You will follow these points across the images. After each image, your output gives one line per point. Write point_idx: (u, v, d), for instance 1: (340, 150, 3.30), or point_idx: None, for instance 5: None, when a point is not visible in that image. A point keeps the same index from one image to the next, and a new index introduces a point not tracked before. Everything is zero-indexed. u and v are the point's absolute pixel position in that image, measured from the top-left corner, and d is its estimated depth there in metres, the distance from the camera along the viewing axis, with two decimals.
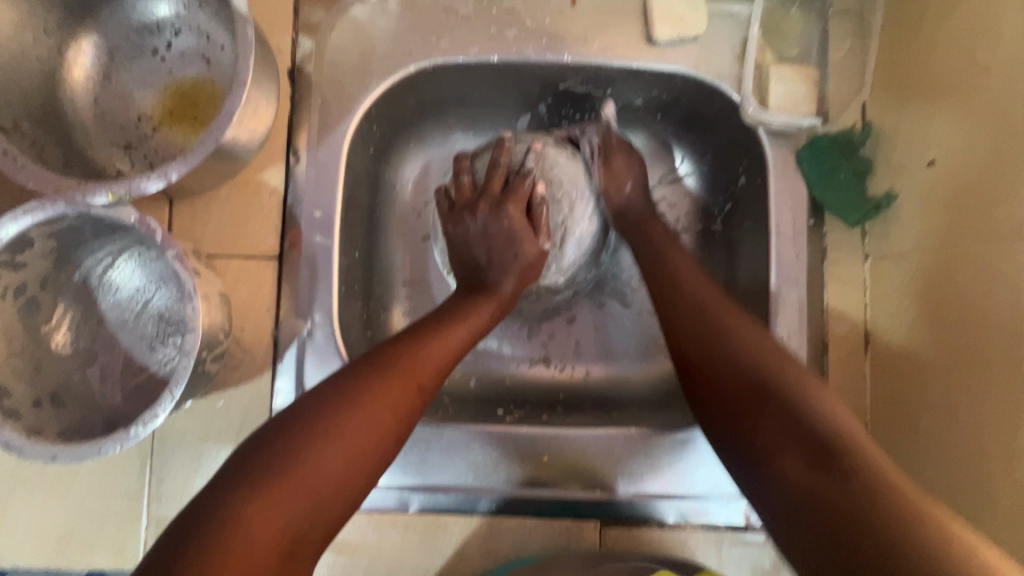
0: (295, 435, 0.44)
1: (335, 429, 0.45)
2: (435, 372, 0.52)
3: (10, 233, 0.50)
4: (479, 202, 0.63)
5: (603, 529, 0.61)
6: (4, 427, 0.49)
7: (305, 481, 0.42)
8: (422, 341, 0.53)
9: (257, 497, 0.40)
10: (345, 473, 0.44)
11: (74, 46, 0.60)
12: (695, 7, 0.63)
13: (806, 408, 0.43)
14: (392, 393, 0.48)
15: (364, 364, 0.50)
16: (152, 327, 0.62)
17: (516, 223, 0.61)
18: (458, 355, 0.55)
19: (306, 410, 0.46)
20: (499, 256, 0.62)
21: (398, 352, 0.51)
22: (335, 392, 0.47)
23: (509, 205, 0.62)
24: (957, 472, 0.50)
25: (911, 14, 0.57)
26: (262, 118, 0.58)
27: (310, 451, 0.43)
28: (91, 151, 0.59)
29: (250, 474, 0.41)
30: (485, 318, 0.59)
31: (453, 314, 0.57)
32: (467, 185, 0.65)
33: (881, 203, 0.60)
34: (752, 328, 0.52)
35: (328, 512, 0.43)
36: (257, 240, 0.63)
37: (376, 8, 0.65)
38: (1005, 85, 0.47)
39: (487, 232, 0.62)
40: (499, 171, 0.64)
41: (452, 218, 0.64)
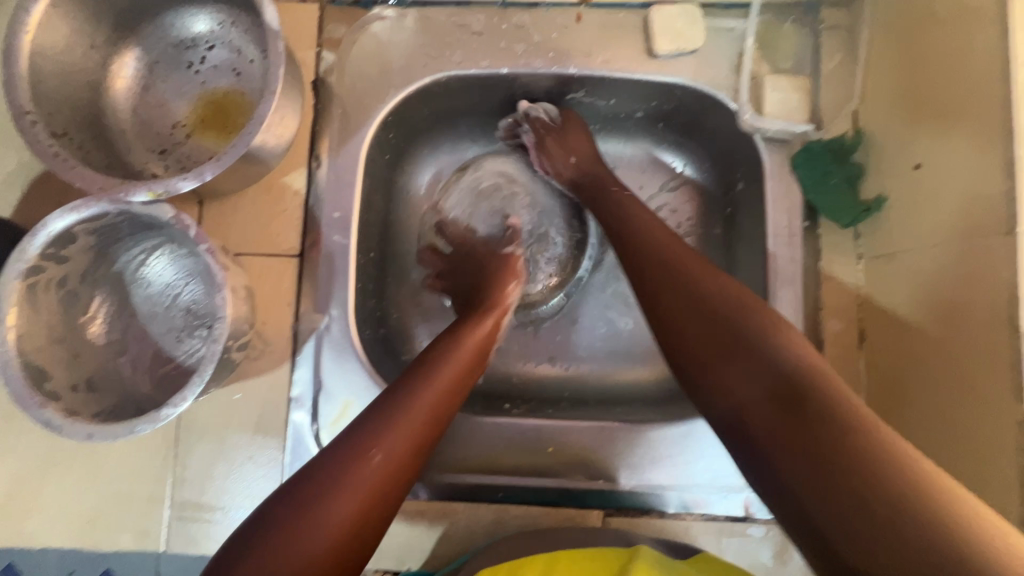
0: (316, 477, 0.44)
1: (351, 472, 0.45)
2: (443, 401, 0.52)
3: (57, 228, 0.55)
4: (448, 242, 0.73)
5: (606, 518, 0.64)
6: (45, 408, 0.53)
7: (325, 524, 0.42)
8: (430, 371, 0.53)
9: (281, 543, 0.41)
10: (365, 505, 0.45)
11: (117, 60, 0.65)
12: (692, 23, 0.67)
13: (827, 390, 0.40)
14: (405, 429, 0.48)
15: (377, 403, 0.50)
16: (180, 320, 0.66)
17: (474, 249, 0.71)
18: (465, 384, 0.55)
19: (324, 454, 0.46)
20: (472, 275, 0.69)
21: (407, 387, 0.51)
22: (349, 434, 0.47)
23: (469, 235, 0.73)
24: (948, 463, 0.52)
25: (896, 28, 0.61)
26: (288, 124, 0.62)
27: (328, 489, 0.44)
28: (130, 156, 0.64)
29: (274, 521, 0.42)
30: (486, 343, 0.59)
31: (458, 342, 0.57)
32: (436, 231, 0.75)
33: (872, 205, 0.62)
34: (721, 281, 0.52)
35: (351, 546, 0.43)
36: (280, 239, 0.67)
37: (393, 25, 0.70)
38: (979, 91, 0.50)
39: (457, 260, 0.71)
40: (453, 214, 0.76)
41: (430, 258, 0.73)
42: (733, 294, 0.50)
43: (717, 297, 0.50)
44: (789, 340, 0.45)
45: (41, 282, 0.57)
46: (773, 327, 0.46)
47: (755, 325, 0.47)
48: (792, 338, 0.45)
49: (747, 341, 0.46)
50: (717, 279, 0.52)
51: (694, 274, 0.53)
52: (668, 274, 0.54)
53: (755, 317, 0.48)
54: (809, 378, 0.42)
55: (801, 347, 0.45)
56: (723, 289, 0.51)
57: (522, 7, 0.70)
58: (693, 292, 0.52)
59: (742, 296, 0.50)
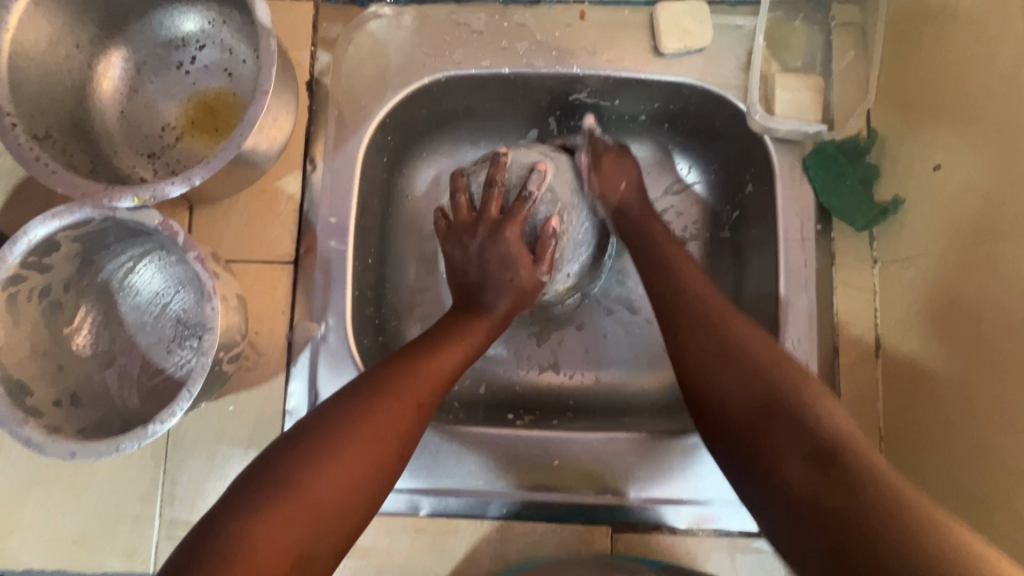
0: (303, 456, 0.44)
1: (338, 445, 0.45)
2: (433, 391, 0.53)
3: (39, 235, 0.52)
4: (478, 225, 0.64)
5: (614, 535, 0.61)
6: (25, 425, 0.50)
7: (310, 496, 0.42)
8: (421, 360, 0.54)
9: (261, 519, 0.40)
10: (351, 493, 0.44)
11: (103, 60, 0.62)
12: (700, 20, 0.65)
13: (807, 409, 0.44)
14: (392, 413, 0.49)
15: (366, 383, 0.51)
16: (170, 330, 0.63)
17: (513, 248, 0.63)
18: (453, 374, 0.56)
19: (306, 431, 0.46)
20: (495, 278, 0.63)
21: (397, 371, 0.52)
22: (338, 409, 0.48)
23: (506, 229, 0.63)
24: (972, 478, 0.50)
25: (912, 24, 0.59)
26: (281, 127, 0.60)
27: (314, 472, 0.43)
28: (116, 160, 0.62)
29: (256, 494, 0.42)
30: (479, 337, 0.59)
31: (448, 333, 0.58)
32: (464, 206, 0.67)
33: (888, 207, 0.60)
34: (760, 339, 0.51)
35: (331, 533, 0.43)
36: (273, 245, 0.65)
37: (391, 23, 0.67)
38: (1008, 89, 0.48)
39: (484, 256, 0.63)
40: (495, 191, 0.65)
41: (451, 240, 0.66)
42: (763, 355, 0.49)
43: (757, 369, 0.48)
44: (773, 349, 0.50)
45: (23, 291, 0.54)
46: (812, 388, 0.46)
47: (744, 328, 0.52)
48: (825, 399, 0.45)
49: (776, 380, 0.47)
50: (747, 324, 0.53)
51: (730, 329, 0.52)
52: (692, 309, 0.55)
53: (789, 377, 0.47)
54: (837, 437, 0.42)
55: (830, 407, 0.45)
56: (774, 362, 0.49)
57: (524, 5, 0.67)
58: (738, 332, 0.52)
59: (771, 353, 0.50)
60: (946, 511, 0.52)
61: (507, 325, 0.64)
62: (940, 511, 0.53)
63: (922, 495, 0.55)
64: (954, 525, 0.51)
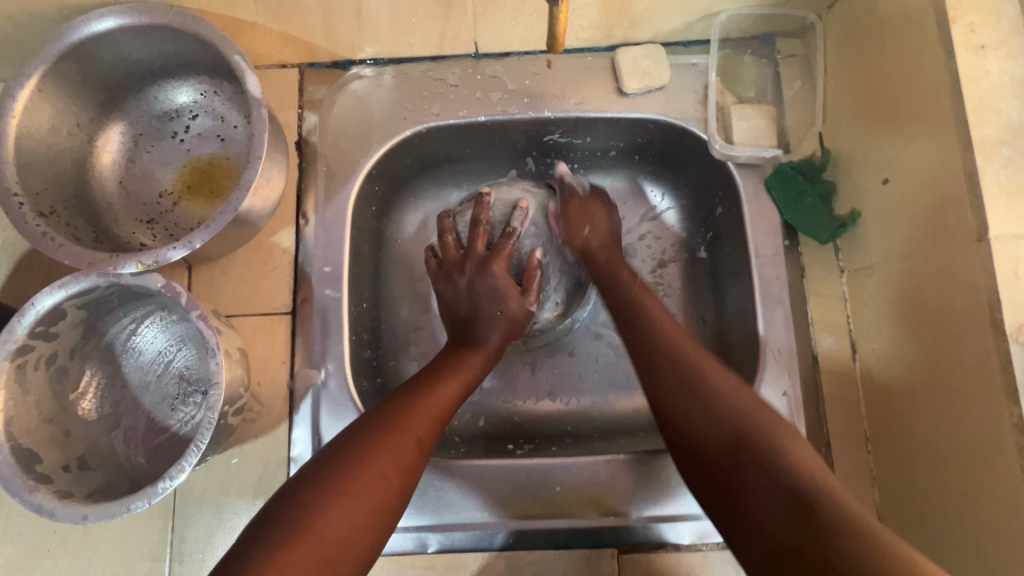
0: (312, 497, 0.45)
1: (343, 485, 0.46)
2: (432, 426, 0.55)
3: (47, 305, 0.55)
4: (465, 262, 0.67)
5: (621, 557, 0.62)
6: (36, 492, 0.51)
7: (319, 536, 0.43)
8: (418, 398, 0.56)
9: (273, 560, 0.41)
10: (359, 530, 0.45)
11: (102, 135, 0.66)
12: (658, 61, 0.70)
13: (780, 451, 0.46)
14: (393, 451, 0.50)
15: (365, 425, 0.52)
16: (173, 387, 0.65)
17: (501, 281, 0.65)
18: (450, 410, 0.58)
19: (311, 474, 0.48)
20: (486, 311, 0.65)
21: (395, 411, 0.54)
22: (340, 452, 0.49)
23: (493, 263, 0.66)
24: (954, 469, 0.52)
25: (848, 53, 0.64)
26: (274, 186, 0.63)
27: (323, 511, 0.44)
28: (117, 228, 0.65)
29: (266, 537, 0.43)
30: (473, 371, 0.62)
31: (443, 370, 0.60)
32: (452, 244, 0.70)
33: (847, 219, 0.64)
34: (726, 377, 0.54)
35: (342, 570, 0.44)
36: (271, 297, 0.67)
37: (372, 83, 0.72)
38: (934, 107, 0.52)
39: (473, 291, 0.66)
40: (481, 229, 0.68)
41: (442, 277, 0.69)
42: (746, 407, 0.50)
43: (738, 417, 0.49)
44: (746, 391, 0.52)
45: (30, 361, 0.56)
46: (778, 424, 0.48)
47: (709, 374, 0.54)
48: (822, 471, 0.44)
49: (741, 443, 0.47)
50: (726, 374, 0.54)
51: (713, 382, 0.53)
52: (674, 371, 0.56)
53: (765, 420, 0.49)
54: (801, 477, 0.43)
55: (799, 448, 0.46)
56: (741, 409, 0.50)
57: (494, 58, 0.72)
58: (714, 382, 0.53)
59: (769, 414, 0.49)
60: (936, 504, 0.54)
61: (500, 357, 0.66)
62: (930, 505, 0.55)
63: (912, 492, 0.57)
64: (945, 517, 0.53)
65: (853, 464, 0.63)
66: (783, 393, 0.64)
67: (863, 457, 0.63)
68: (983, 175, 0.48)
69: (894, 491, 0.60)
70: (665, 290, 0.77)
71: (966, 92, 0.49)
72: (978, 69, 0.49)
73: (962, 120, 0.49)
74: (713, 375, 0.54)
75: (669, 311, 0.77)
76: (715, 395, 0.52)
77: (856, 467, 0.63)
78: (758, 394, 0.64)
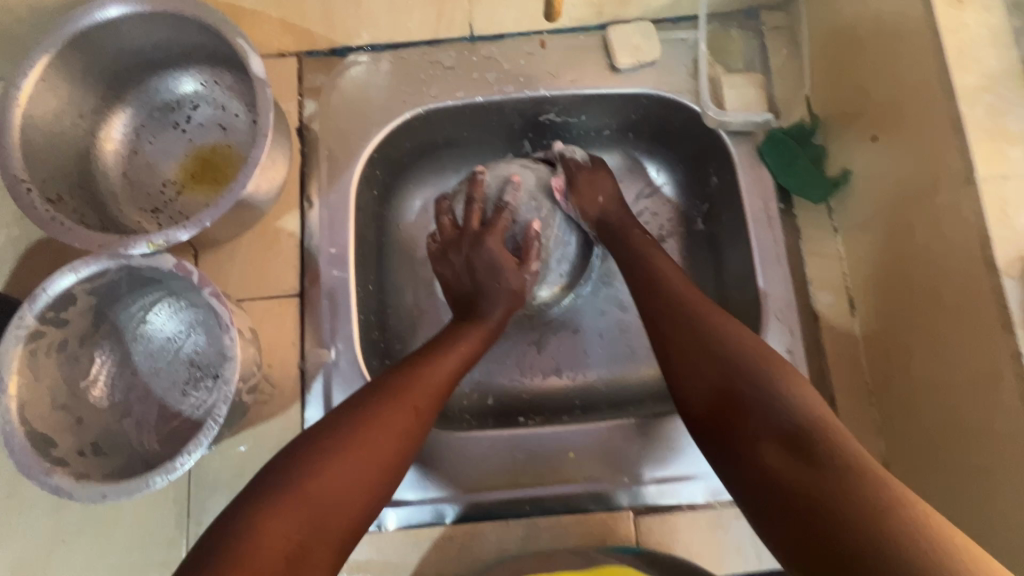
0: (310, 455, 0.47)
1: (335, 447, 0.48)
2: (432, 395, 0.55)
3: (58, 289, 0.55)
4: (462, 240, 0.69)
5: (637, 518, 0.62)
6: (54, 474, 0.51)
7: (309, 493, 0.45)
8: (418, 369, 0.56)
9: (263, 511, 0.43)
10: (348, 488, 0.46)
11: (105, 126, 0.67)
12: (648, 37, 0.72)
13: (829, 432, 0.44)
14: (391, 418, 0.51)
15: (367, 393, 0.53)
16: (184, 373, 0.65)
17: (497, 255, 0.67)
18: (452, 380, 0.58)
19: (311, 436, 0.49)
20: (487, 287, 0.66)
21: (395, 380, 0.55)
22: (338, 417, 0.51)
23: (487, 237, 0.68)
24: (956, 408, 0.53)
25: (831, 20, 0.66)
26: (279, 168, 0.64)
27: (316, 470, 0.46)
28: (122, 217, 0.65)
29: (262, 494, 0.44)
30: (474, 344, 0.62)
31: (443, 343, 0.61)
32: (449, 224, 0.71)
33: (840, 179, 0.66)
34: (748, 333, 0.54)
35: (329, 529, 0.45)
36: (278, 281, 0.68)
37: (369, 68, 0.73)
38: (917, 61, 0.55)
39: (472, 268, 0.68)
40: (476, 208, 0.70)
41: (441, 258, 0.70)
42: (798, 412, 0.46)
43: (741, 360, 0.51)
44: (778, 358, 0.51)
45: (41, 347, 0.56)
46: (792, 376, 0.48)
47: (732, 335, 0.53)
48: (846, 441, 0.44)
49: (786, 415, 0.46)
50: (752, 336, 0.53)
51: (736, 343, 0.52)
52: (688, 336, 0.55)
53: (772, 374, 0.49)
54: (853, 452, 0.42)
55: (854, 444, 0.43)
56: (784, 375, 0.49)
57: (489, 40, 0.74)
58: (743, 340, 0.53)
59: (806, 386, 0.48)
60: (942, 445, 0.55)
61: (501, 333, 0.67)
62: (936, 447, 0.56)
63: (916, 437, 0.58)
64: (950, 456, 0.54)
65: (857, 417, 0.65)
66: (786, 350, 0.66)
67: (867, 409, 0.65)
68: (967, 120, 0.50)
69: (901, 441, 0.61)
70: None
71: (946, 43, 0.51)
72: (955, 21, 0.51)
73: (944, 70, 0.51)
74: (735, 333, 0.54)
75: None
76: (744, 358, 0.51)
77: (861, 420, 0.64)
78: None
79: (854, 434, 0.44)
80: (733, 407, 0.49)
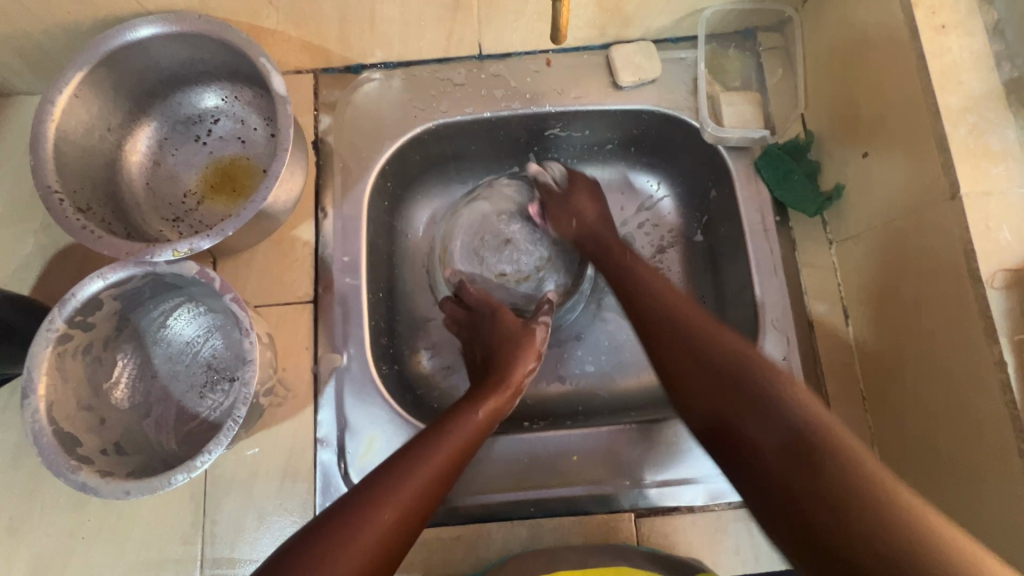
0: (322, 538, 0.47)
1: (359, 528, 0.47)
2: (452, 469, 0.55)
3: (86, 295, 0.58)
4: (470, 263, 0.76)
5: (639, 519, 0.64)
6: (81, 471, 0.53)
7: (331, 574, 0.44)
8: (445, 440, 0.56)
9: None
10: (365, 568, 0.46)
11: (130, 138, 0.70)
12: (650, 56, 0.75)
13: (787, 403, 0.49)
14: (412, 494, 0.51)
15: (395, 466, 0.53)
16: (202, 375, 0.67)
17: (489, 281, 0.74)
18: (474, 449, 0.59)
19: (335, 513, 0.49)
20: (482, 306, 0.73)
21: (424, 454, 0.54)
22: (363, 491, 0.51)
23: (480, 269, 0.75)
24: (946, 415, 0.55)
25: (824, 41, 0.70)
26: (296, 180, 0.67)
27: (331, 556, 0.45)
28: (145, 225, 0.68)
29: (288, 570, 0.44)
30: (498, 408, 0.62)
31: (468, 404, 0.61)
32: (462, 242, 0.78)
33: (833, 193, 0.69)
34: (719, 330, 0.58)
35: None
36: (293, 287, 0.71)
37: (382, 85, 0.76)
38: (904, 82, 0.57)
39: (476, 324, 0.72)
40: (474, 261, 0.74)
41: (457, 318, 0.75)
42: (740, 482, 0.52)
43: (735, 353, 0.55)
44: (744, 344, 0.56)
45: (69, 349, 0.59)
46: (789, 385, 0.51)
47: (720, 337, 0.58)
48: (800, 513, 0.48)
49: (748, 383, 0.52)
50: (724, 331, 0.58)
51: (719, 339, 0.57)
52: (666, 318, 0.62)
53: (758, 367, 0.53)
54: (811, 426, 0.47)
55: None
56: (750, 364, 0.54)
57: (497, 58, 0.77)
58: (726, 343, 0.57)
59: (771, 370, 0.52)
60: (933, 452, 0.57)
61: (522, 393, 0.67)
62: (927, 453, 0.58)
63: (908, 443, 0.61)
64: (941, 461, 0.57)
65: (851, 422, 0.67)
66: (782, 358, 0.68)
67: (861, 415, 0.67)
68: (952, 139, 0.53)
69: (893, 446, 0.63)
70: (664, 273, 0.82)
71: (932, 66, 0.54)
72: (940, 46, 0.54)
73: (930, 92, 0.54)
74: (706, 331, 0.58)
75: None
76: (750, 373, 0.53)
77: (855, 425, 0.67)
78: None
79: (820, 410, 0.48)
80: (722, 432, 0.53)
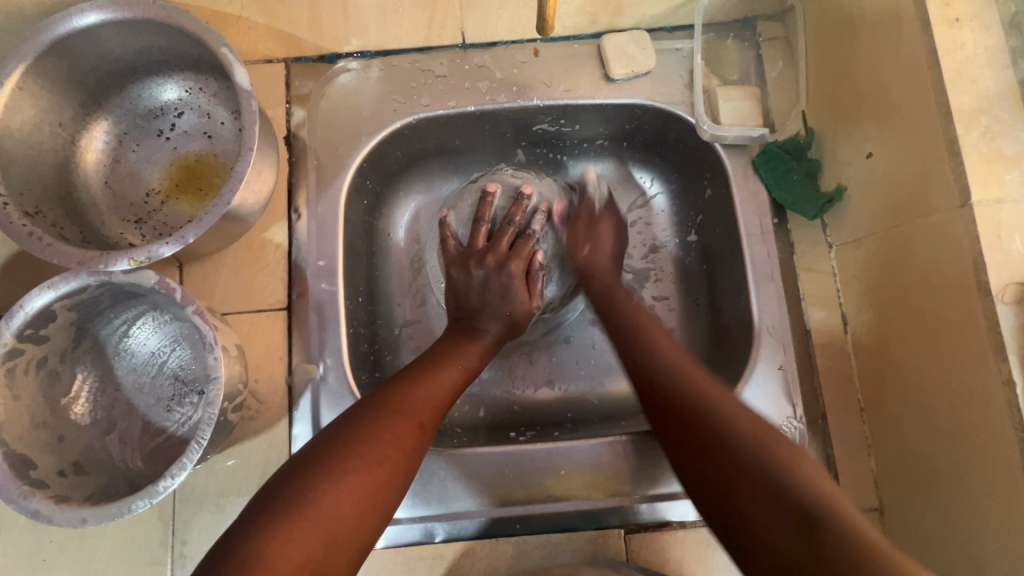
0: (309, 480, 0.46)
1: (348, 467, 0.48)
2: (433, 411, 0.56)
3: (36, 307, 0.53)
4: (487, 255, 0.69)
5: (628, 536, 0.62)
6: (33, 497, 0.50)
7: (323, 513, 0.44)
8: (419, 383, 0.57)
9: (277, 538, 0.42)
10: (359, 508, 0.46)
11: (86, 135, 0.65)
12: (643, 46, 0.71)
13: (785, 470, 0.44)
14: (397, 433, 0.52)
15: (369, 407, 0.53)
16: (169, 388, 0.63)
17: (515, 281, 0.67)
18: (451, 395, 0.59)
19: (310, 455, 0.49)
20: (493, 306, 0.67)
21: (398, 396, 0.55)
22: (343, 433, 0.51)
23: (512, 263, 0.68)
24: (948, 433, 0.53)
25: (828, 32, 0.66)
26: (266, 180, 0.63)
27: (325, 492, 0.45)
28: (104, 228, 0.64)
29: (270, 515, 0.44)
30: (474, 359, 0.63)
31: (445, 356, 0.62)
32: (453, 247, 0.72)
33: (834, 195, 0.66)
34: (708, 379, 0.55)
35: (343, 549, 0.45)
36: (266, 293, 0.67)
37: (359, 76, 0.72)
38: (915, 79, 0.54)
39: (486, 284, 0.67)
40: (510, 228, 0.70)
41: (458, 264, 0.69)
42: (740, 417, 0.49)
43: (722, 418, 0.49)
44: (735, 401, 0.52)
45: (20, 365, 0.55)
46: (796, 457, 0.45)
47: (699, 383, 0.54)
48: (794, 454, 0.45)
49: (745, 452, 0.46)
50: (711, 381, 0.54)
51: (699, 390, 0.53)
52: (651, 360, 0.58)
53: (765, 439, 0.47)
54: (812, 499, 0.41)
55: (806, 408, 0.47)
56: (740, 419, 0.49)
57: (481, 47, 0.72)
58: (705, 387, 0.53)
59: (754, 423, 0.49)
60: (934, 471, 0.55)
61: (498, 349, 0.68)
62: (926, 472, 0.56)
63: (908, 461, 0.58)
64: (943, 481, 0.54)
65: (848, 435, 0.64)
66: (778, 367, 0.66)
67: (858, 427, 0.65)
68: (963, 142, 0.49)
69: (891, 460, 0.61)
70: (657, 274, 0.79)
71: (944, 63, 0.51)
72: (953, 40, 0.51)
73: (940, 91, 0.51)
74: (703, 385, 0.54)
75: (662, 295, 0.78)
76: (705, 399, 0.52)
77: (852, 437, 0.64)
78: (755, 370, 0.66)
79: (814, 470, 0.44)
80: (710, 455, 0.48)
